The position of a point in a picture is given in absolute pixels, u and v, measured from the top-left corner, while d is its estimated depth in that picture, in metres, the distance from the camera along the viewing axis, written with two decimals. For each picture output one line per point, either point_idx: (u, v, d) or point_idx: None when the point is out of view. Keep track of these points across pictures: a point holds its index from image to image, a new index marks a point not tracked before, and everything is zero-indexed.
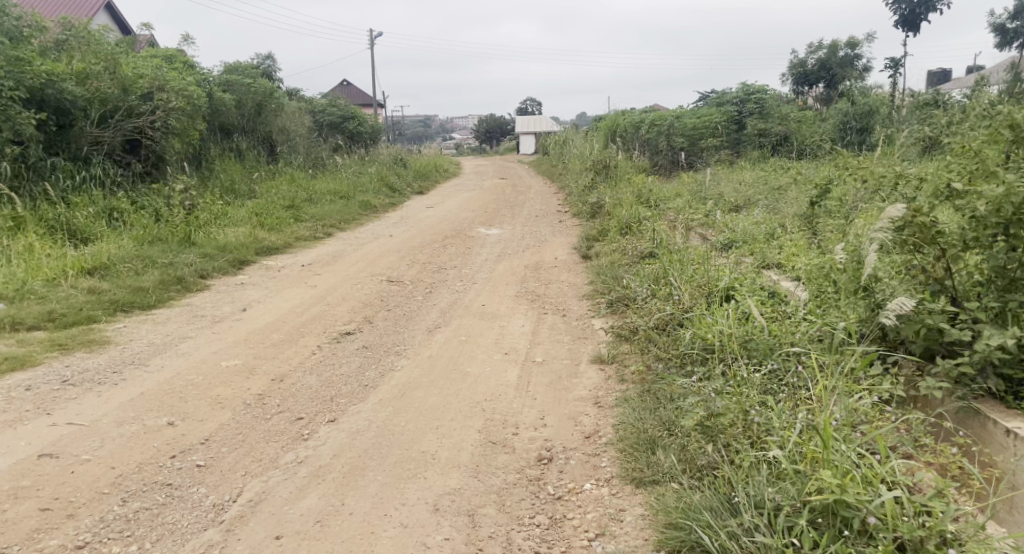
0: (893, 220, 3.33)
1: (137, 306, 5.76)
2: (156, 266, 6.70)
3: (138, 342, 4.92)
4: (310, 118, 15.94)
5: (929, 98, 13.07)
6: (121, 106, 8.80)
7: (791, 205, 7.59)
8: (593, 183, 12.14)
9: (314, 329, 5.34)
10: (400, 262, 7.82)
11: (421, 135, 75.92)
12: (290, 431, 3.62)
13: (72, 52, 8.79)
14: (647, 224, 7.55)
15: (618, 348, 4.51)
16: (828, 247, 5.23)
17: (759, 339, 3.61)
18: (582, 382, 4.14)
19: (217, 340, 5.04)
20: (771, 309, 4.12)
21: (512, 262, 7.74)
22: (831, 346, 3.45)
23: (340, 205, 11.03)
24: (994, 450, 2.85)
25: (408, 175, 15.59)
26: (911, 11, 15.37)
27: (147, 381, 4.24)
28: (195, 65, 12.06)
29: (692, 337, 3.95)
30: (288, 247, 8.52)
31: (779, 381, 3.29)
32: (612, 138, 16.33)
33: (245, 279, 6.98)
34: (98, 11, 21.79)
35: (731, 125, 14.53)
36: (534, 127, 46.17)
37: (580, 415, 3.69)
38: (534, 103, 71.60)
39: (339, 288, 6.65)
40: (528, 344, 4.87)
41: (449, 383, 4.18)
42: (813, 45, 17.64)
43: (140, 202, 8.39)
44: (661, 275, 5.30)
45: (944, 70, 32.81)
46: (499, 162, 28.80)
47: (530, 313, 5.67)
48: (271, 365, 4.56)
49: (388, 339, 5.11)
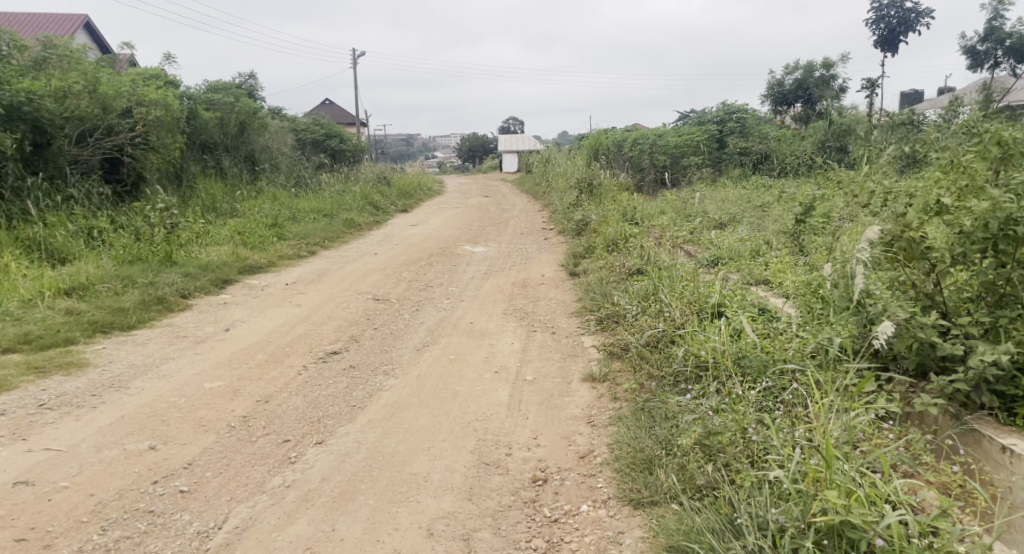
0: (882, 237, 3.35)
1: (117, 327, 5.63)
2: (136, 286, 6.57)
3: (118, 364, 4.80)
4: (293, 137, 15.87)
5: (905, 118, 13.35)
6: (100, 125, 8.73)
7: (775, 222, 7.66)
8: (578, 200, 12.19)
9: (299, 349, 5.24)
10: (385, 280, 7.75)
11: (404, 154, 76.03)
12: (276, 454, 3.52)
13: (51, 70, 8.69)
14: (633, 241, 7.57)
15: (610, 366, 4.47)
16: (814, 263, 5.26)
17: (753, 356, 3.58)
18: (574, 400, 4.09)
19: (200, 361, 4.93)
20: (762, 325, 4.10)
21: (499, 280, 7.71)
22: (825, 362, 3.43)
23: (324, 223, 10.96)
24: (991, 467, 2.84)
25: (392, 193, 15.56)
26: (889, 31, 15.69)
27: (128, 403, 4.13)
28: (177, 83, 11.98)
29: (684, 355, 3.92)
30: (272, 266, 8.41)
31: (774, 399, 3.26)
32: (595, 156, 16.44)
33: (229, 299, 6.86)
34: (79, 30, 21.61)
35: (713, 144, 14.69)
36: (515, 145, 46.49)
37: (574, 435, 3.63)
38: (517, 122, 72.05)
39: (324, 307, 6.56)
40: (518, 362, 4.81)
41: (439, 402, 4.11)
42: (790, 65, 18.04)
43: (120, 221, 8.26)
44: (650, 292, 5.28)
45: (917, 91, 33.55)
46: (481, 180, 28.88)
47: (519, 330, 5.62)
48: (256, 386, 4.46)
49: (376, 358, 5.03)
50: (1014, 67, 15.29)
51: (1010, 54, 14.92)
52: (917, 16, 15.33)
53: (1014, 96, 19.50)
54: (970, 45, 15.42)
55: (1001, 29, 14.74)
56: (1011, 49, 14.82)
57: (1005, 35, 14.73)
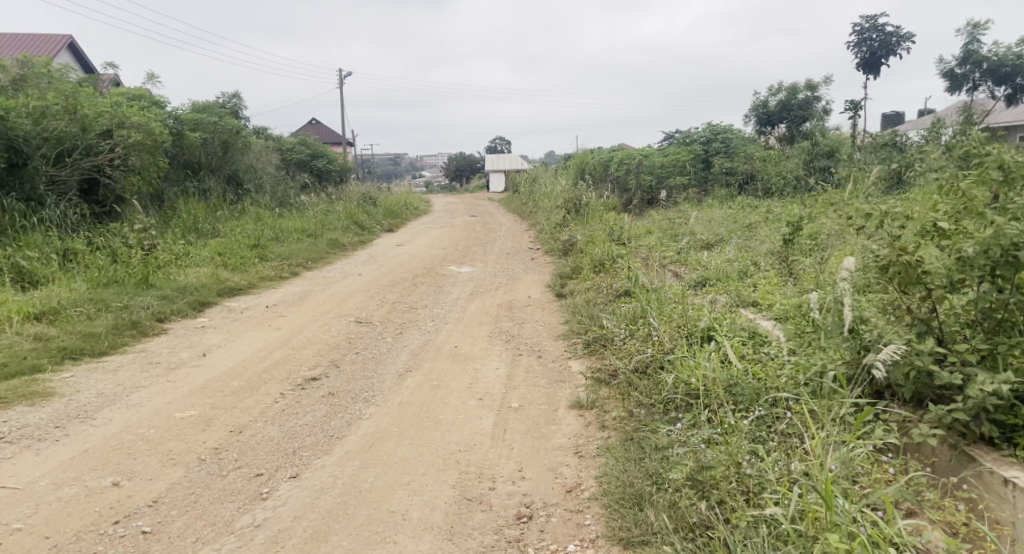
0: (878, 262, 3.26)
1: (88, 353, 5.43)
2: (110, 310, 6.37)
3: (86, 393, 4.60)
4: (277, 156, 15.72)
5: (887, 139, 13.42)
6: (79, 145, 8.55)
7: (762, 243, 7.59)
8: (564, 220, 12.10)
9: (277, 375, 5.05)
10: (368, 302, 7.59)
11: (392, 173, 76.05)
12: (247, 490, 3.34)
13: (29, 91, 8.45)
14: (620, 262, 7.47)
15: (597, 393, 4.33)
16: (804, 285, 5.17)
17: (745, 385, 3.47)
18: (561, 429, 3.95)
19: (173, 389, 4.73)
20: (753, 351, 3.99)
21: (484, 301, 7.58)
22: (819, 391, 3.32)
23: (307, 244, 10.79)
24: (994, 501, 2.72)
25: (377, 213, 15.42)
26: (872, 54, 15.84)
27: (92, 436, 3.93)
28: (159, 102, 11.82)
29: (675, 382, 3.79)
30: (252, 287, 8.23)
31: (767, 429, 3.15)
32: (581, 175, 16.42)
33: (206, 322, 6.67)
34: (62, 50, 21.43)
35: (698, 164, 14.69)
36: (502, 165, 46.65)
37: (560, 466, 3.49)
38: (504, 142, 72.28)
39: (304, 330, 6.38)
40: (503, 389, 4.66)
41: (421, 432, 3.94)
42: (773, 88, 18.17)
43: (96, 242, 8.06)
44: (638, 315, 5.17)
45: (897, 113, 34.05)
46: (468, 199, 28.77)
47: (505, 354, 5.47)
48: (229, 416, 4.28)
49: (356, 385, 4.85)
50: (992, 89, 15.44)
51: (988, 76, 15.07)
52: (898, 40, 15.52)
53: (994, 119, 19.72)
54: (949, 68, 15.58)
55: (978, 52, 14.94)
56: (989, 71, 14.98)
57: (982, 58, 14.92)
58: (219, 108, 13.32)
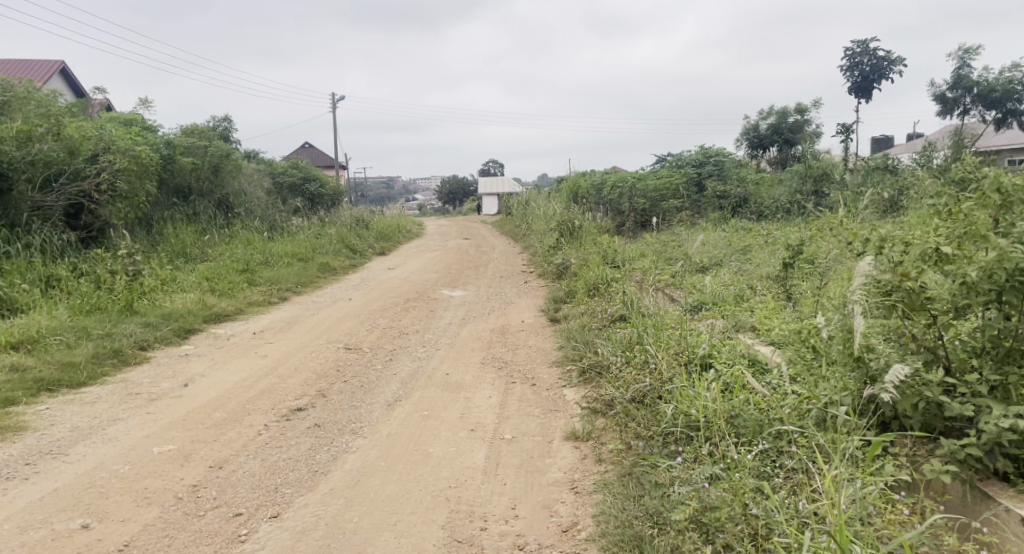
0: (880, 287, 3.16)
1: (65, 384, 5.24)
2: (91, 338, 6.18)
3: (60, 427, 4.41)
4: (269, 180, 15.62)
5: (879, 162, 13.44)
6: (65, 169, 8.46)
7: (759, 267, 7.49)
8: (557, 243, 12.01)
9: (262, 406, 4.87)
10: (358, 328, 7.43)
11: (386, 196, 76.15)
12: (224, 532, 3.18)
13: (14, 115, 8.36)
14: (615, 286, 7.35)
15: (593, 423, 4.18)
16: (803, 310, 5.06)
17: (747, 416, 3.33)
18: (556, 462, 3.79)
19: (152, 421, 4.55)
20: (753, 380, 3.86)
21: (476, 326, 7.42)
22: (824, 423, 3.19)
23: (297, 268, 10.63)
24: (1014, 542, 2.58)
25: (369, 236, 15.31)
26: (864, 78, 15.95)
27: (64, 473, 3.74)
28: (150, 127, 11.72)
29: (673, 413, 3.64)
30: (240, 313, 8.06)
31: (772, 464, 3.02)
32: (574, 199, 16.38)
33: (191, 350, 6.49)
34: (53, 76, 21.33)
35: (692, 187, 14.65)
36: (495, 188, 46.77)
37: (556, 504, 3.33)
38: (497, 166, 72.52)
39: (291, 358, 6.21)
40: (495, 419, 4.49)
41: (409, 467, 3.77)
42: (764, 111, 18.24)
43: (81, 268, 7.89)
44: (635, 341, 5.02)
45: (886, 136, 34.35)
46: (463, 222, 28.71)
47: (497, 382, 5.31)
48: (210, 449, 4.10)
49: (344, 415, 4.68)
50: (982, 114, 15.52)
51: (979, 101, 15.17)
52: (889, 64, 15.65)
53: (986, 142, 19.84)
54: (940, 92, 15.67)
55: (969, 77, 15.06)
56: (980, 96, 15.09)
57: (973, 83, 15.05)
58: (209, 132, 13.25)
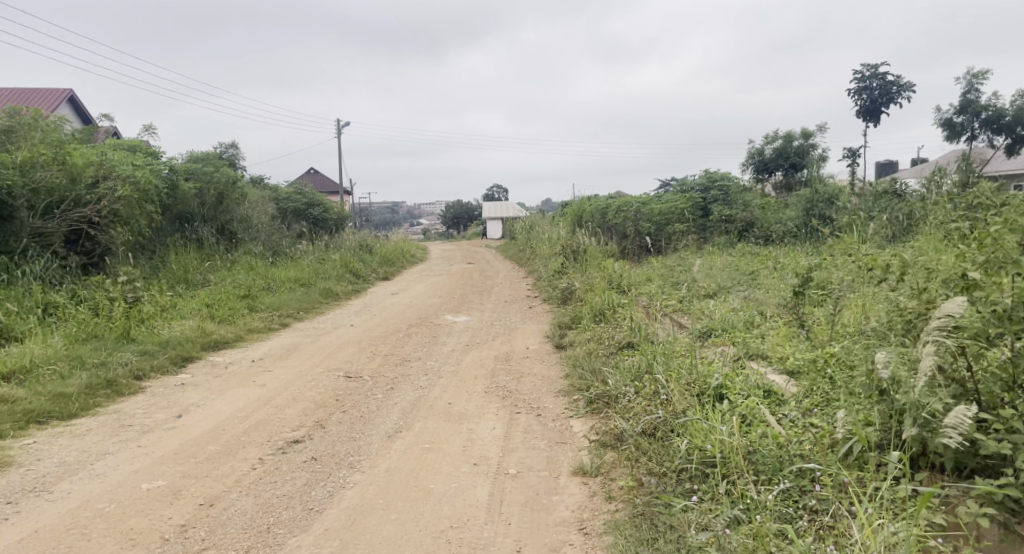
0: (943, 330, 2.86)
1: (56, 416, 5.08)
2: (86, 367, 6.03)
3: (47, 461, 4.24)
4: (273, 206, 15.58)
5: (886, 187, 13.13)
6: (67, 197, 8.40)
7: (769, 293, 7.31)
8: (562, 268, 11.85)
9: (257, 438, 4.69)
10: (359, 355, 7.26)
11: (389, 221, 76.46)
12: None
13: (17, 143, 8.37)
14: (622, 312, 7.17)
15: (602, 459, 3.99)
16: (817, 339, 4.87)
17: (766, 452, 3.16)
18: (564, 500, 3.59)
19: (142, 455, 4.37)
20: (770, 411, 3.67)
21: (480, 353, 7.25)
22: (848, 460, 3.01)
23: (299, 294, 10.49)
24: None
25: (373, 261, 15.19)
26: (873, 103, 15.87)
27: (46, 513, 3.57)
28: (155, 153, 11.69)
29: (687, 448, 3.46)
30: (239, 340, 7.90)
31: (794, 506, 2.87)
32: (579, 223, 16.30)
33: (187, 379, 6.32)
34: (62, 104, 21.51)
35: (697, 211, 14.44)
36: (499, 213, 46.86)
37: (564, 546, 3.16)
38: (500, 191, 72.74)
39: (290, 387, 6.02)
40: (500, 452, 4.30)
41: (409, 505, 3.59)
42: (769, 135, 18.17)
43: (80, 295, 7.78)
44: (644, 370, 4.85)
45: (890, 161, 34.22)
46: (467, 247, 28.56)
47: (502, 412, 5.12)
48: (201, 485, 3.92)
49: (342, 448, 4.49)
50: (991, 139, 15.40)
51: (987, 126, 15.06)
52: (897, 89, 15.60)
53: (993, 168, 19.71)
54: (946, 117, 15.57)
55: (977, 102, 14.96)
56: (988, 121, 15.00)
57: (981, 108, 14.93)
58: (215, 157, 13.25)
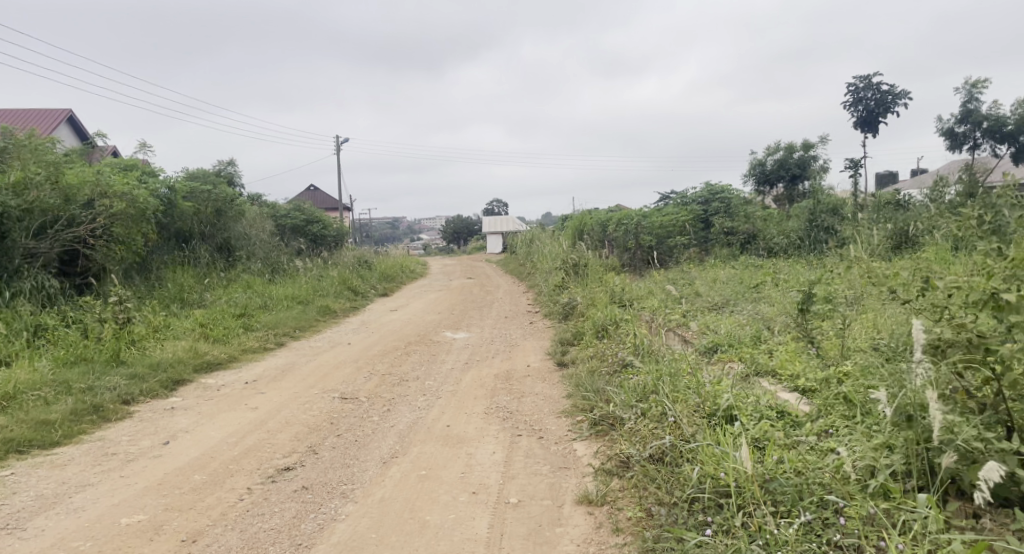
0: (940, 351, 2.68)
1: (37, 445, 4.87)
2: (72, 392, 5.82)
3: (23, 495, 4.03)
4: (271, 223, 15.43)
5: (889, 198, 13.05)
6: (61, 216, 8.21)
7: (773, 307, 7.12)
8: (563, 282, 11.67)
9: (246, 466, 4.48)
10: (356, 374, 7.06)
11: (389, 237, 76.34)
12: None
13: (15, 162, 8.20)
14: (624, 328, 6.97)
15: (608, 485, 3.78)
16: (827, 355, 4.67)
17: (784, 481, 2.96)
18: (568, 532, 3.38)
19: (124, 487, 4.15)
20: (783, 434, 3.47)
21: (479, 371, 7.04)
22: (871, 490, 2.82)
23: (296, 311, 10.30)
24: None
25: (372, 276, 15.01)
26: (870, 113, 15.71)
27: None
28: (151, 171, 11.54)
29: (699, 476, 3.26)
30: (233, 361, 7.70)
31: (816, 542, 2.69)
32: (579, 236, 16.12)
33: (178, 403, 6.10)
34: (60, 124, 21.33)
35: (697, 224, 14.24)
36: (500, 227, 46.79)
37: None
38: (500, 204, 72.68)
39: (284, 410, 5.81)
40: (500, 479, 4.09)
41: (405, 540, 3.38)
42: (770, 147, 18.02)
43: (72, 316, 7.56)
44: (649, 389, 4.64)
45: (890, 173, 34.35)
46: (468, 262, 28.36)
47: (502, 435, 4.90)
48: (184, 519, 3.70)
49: (334, 476, 4.27)
50: (993, 148, 15.23)
51: (988, 135, 14.90)
52: (894, 98, 15.48)
53: (994, 177, 19.59)
54: (948, 127, 15.45)
55: (978, 111, 14.81)
56: (989, 130, 14.82)
57: (982, 117, 14.78)
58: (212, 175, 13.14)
